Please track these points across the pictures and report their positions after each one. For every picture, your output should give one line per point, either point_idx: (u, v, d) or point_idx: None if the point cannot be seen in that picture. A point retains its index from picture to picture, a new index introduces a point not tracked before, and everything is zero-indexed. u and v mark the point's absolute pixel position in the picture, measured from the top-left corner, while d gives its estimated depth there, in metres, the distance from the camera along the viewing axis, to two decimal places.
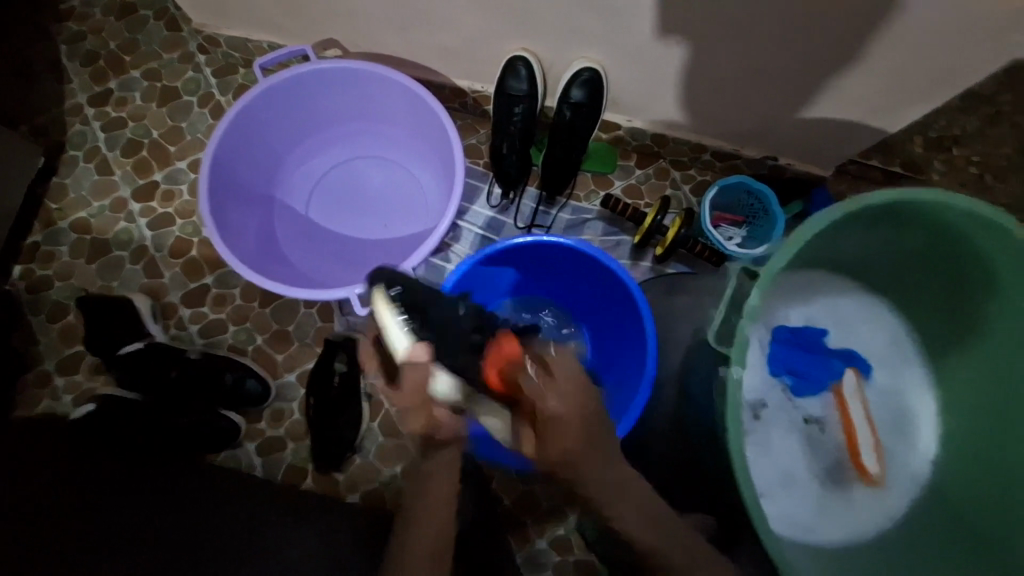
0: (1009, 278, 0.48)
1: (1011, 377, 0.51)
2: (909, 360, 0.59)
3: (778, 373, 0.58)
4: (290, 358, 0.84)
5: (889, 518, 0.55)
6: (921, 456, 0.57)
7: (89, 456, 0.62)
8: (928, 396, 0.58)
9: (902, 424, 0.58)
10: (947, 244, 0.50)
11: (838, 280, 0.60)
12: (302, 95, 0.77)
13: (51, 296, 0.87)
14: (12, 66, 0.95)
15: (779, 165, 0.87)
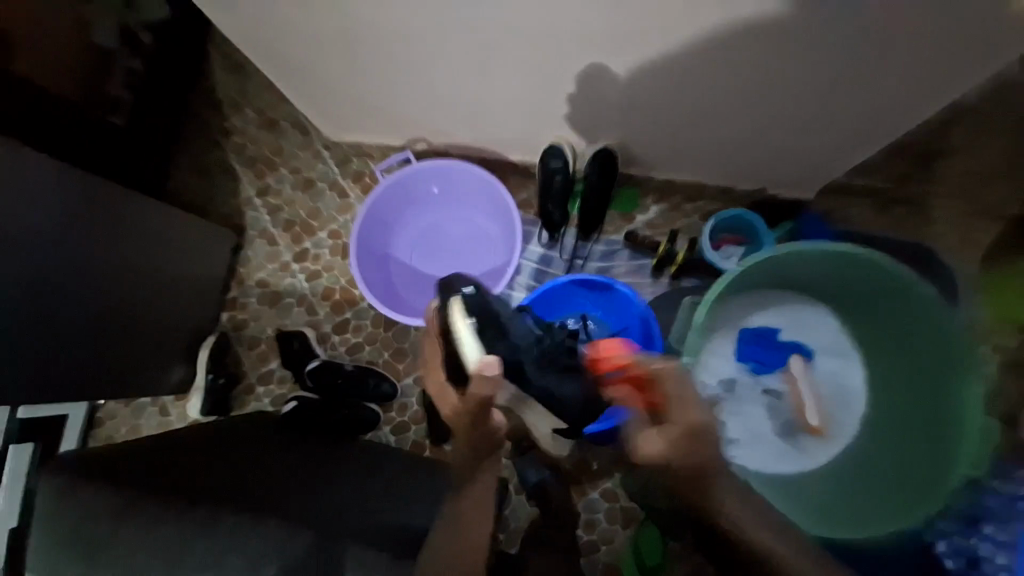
0: (892, 298, 0.81)
1: (918, 359, 0.82)
2: (843, 348, 0.93)
3: (746, 361, 0.95)
4: (408, 367, 1.20)
5: (828, 452, 0.92)
6: (854, 414, 0.92)
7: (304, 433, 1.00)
8: (857, 371, 0.93)
9: (839, 394, 0.93)
10: (856, 275, 0.83)
11: (791, 296, 0.95)
12: (406, 187, 1.14)
13: (249, 332, 1.29)
14: (203, 175, 1.38)
15: (768, 195, 1.13)
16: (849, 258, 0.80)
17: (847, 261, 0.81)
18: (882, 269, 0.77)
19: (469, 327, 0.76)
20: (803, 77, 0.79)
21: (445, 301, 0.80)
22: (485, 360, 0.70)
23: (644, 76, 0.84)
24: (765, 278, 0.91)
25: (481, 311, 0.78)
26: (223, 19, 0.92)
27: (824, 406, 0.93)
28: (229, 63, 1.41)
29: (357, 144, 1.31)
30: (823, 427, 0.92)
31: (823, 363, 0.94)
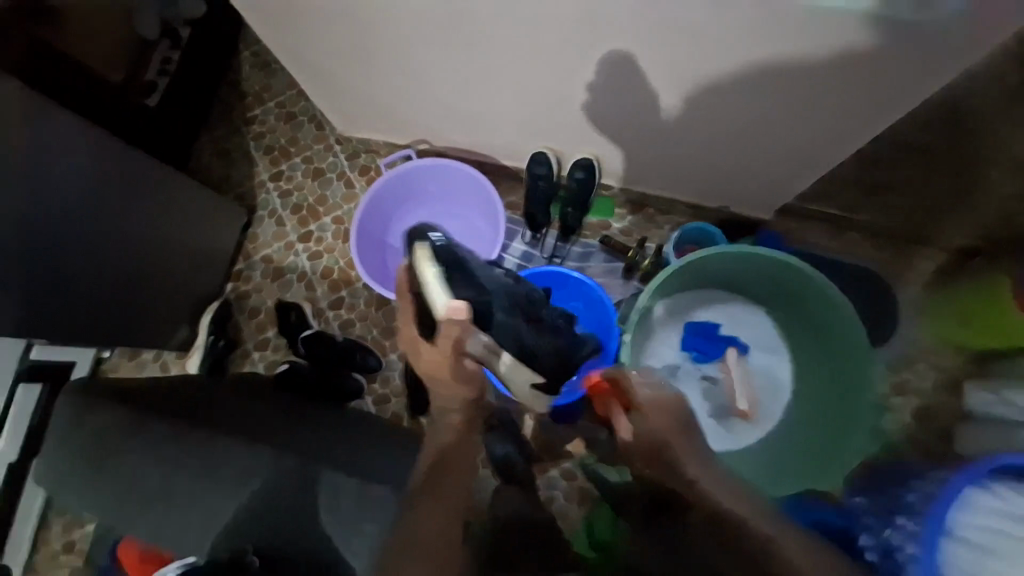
0: (809, 296, 0.94)
1: (836, 350, 0.95)
2: (774, 345, 1.04)
3: (688, 350, 1.05)
4: (394, 344, 1.30)
5: (756, 434, 1.02)
6: (780, 401, 1.03)
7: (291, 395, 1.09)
8: (786, 365, 1.03)
9: (768, 384, 1.03)
10: (782, 275, 0.96)
11: (732, 295, 1.05)
12: (407, 180, 1.25)
13: (250, 302, 1.40)
14: (223, 157, 1.51)
15: (730, 213, 1.24)
16: (773, 259, 0.93)
17: (772, 262, 0.94)
18: (799, 269, 0.91)
19: (435, 277, 0.82)
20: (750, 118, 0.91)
21: (422, 250, 0.84)
22: (452, 306, 0.77)
23: (616, 105, 0.97)
24: (708, 275, 1.03)
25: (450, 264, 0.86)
26: (260, 26, 1.01)
27: (755, 394, 1.03)
28: (257, 60, 1.55)
29: (367, 141, 1.44)
30: (752, 413, 1.02)
31: (755, 357, 1.05)
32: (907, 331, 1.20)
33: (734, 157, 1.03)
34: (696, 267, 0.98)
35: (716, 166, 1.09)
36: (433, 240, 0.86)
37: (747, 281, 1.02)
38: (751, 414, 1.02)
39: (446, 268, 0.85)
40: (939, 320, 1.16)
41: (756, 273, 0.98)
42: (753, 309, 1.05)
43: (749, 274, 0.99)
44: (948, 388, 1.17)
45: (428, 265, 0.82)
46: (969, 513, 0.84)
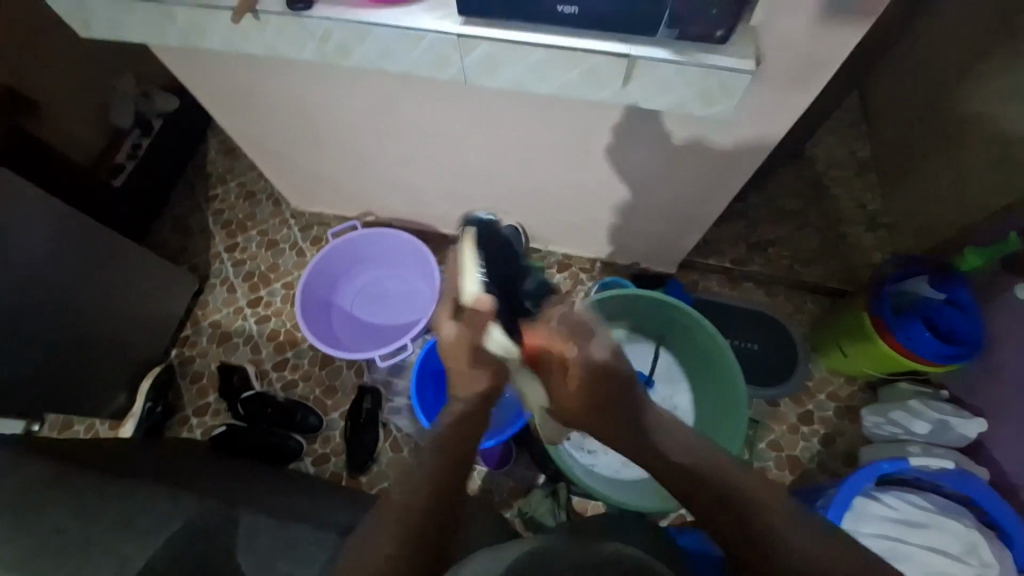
0: (687, 329, 1.09)
1: (710, 376, 1.09)
2: (674, 377, 1.15)
3: None
4: (336, 402, 1.34)
5: None
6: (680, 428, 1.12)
7: (225, 461, 1.10)
8: (685, 395, 1.14)
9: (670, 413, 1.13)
10: (666, 311, 1.10)
11: (635, 333, 1.17)
12: (351, 247, 1.37)
13: (194, 367, 1.42)
14: (180, 231, 1.61)
15: (642, 269, 1.42)
16: (655, 298, 1.08)
17: (655, 300, 1.08)
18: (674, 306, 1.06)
19: (478, 258, 0.60)
20: (635, 193, 1.11)
21: (467, 225, 0.62)
22: (479, 298, 0.59)
23: (530, 180, 1.15)
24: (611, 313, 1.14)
25: (501, 257, 0.61)
26: (224, 116, 1.14)
27: None
28: (223, 145, 1.72)
29: (320, 215, 1.58)
30: None
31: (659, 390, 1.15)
32: (804, 366, 1.35)
33: (632, 221, 1.22)
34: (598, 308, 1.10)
35: (620, 228, 1.27)
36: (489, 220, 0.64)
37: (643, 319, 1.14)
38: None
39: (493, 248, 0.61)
40: (827, 354, 1.33)
41: (647, 312, 1.12)
42: (655, 346, 1.17)
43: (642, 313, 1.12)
44: (845, 415, 1.31)
45: (476, 247, 0.60)
46: (860, 523, 0.96)
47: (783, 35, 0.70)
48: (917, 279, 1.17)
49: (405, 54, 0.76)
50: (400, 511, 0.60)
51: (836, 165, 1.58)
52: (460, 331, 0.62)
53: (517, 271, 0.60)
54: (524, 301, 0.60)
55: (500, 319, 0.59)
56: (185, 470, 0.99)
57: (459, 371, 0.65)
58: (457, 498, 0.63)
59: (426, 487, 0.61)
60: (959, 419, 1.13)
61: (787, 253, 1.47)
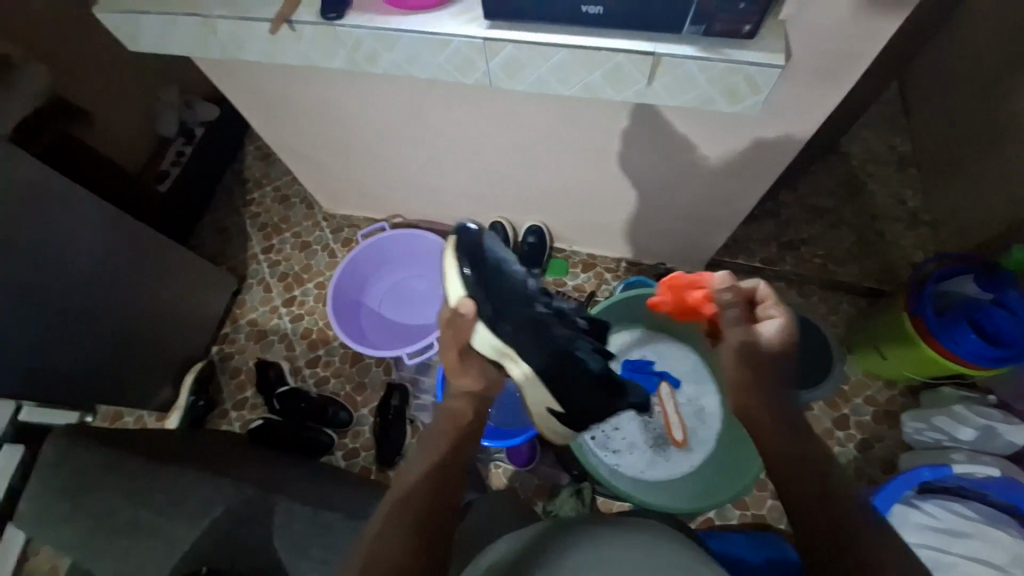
0: None
1: None
2: (701, 377, 1.12)
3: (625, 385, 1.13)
4: (365, 398, 1.38)
5: (690, 463, 1.08)
6: (708, 430, 1.09)
7: (262, 452, 1.15)
8: (712, 396, 1.11)
9: (697, 414, 1.10)
10: None
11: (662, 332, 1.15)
12: (379, 247, 1.41)
13: (232, 363, 1.49)
14: (219, 233, 1.69)
15: (668, 268, 1.41)
16: None
17: None
18: None
19: (458, 271, 0.77)
20: (660, 192, 1.10)
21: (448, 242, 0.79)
22: (462, 302, 0.75)
23: (554, 180, 1.15)
24: (637, 311, 1.13)
25: (486, 268, 0.77)
26: (260, 123, 1.20)
27: (687, 423, 1.10)
28: (259, 151, 1.80)
29: (350, 217, 1.63)
30: (685, 442, 1.08)
31: (684, 390, 1.13)
32: (839, 369, 1.30)
33: (658, 220, 1.21)
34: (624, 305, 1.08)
35: (646, 228, 1.26)
36: (468, 231, 0.78)
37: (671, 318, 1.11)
38: (686, 442, 1.08)
39: (471, 260, 0.77)
40: (863, 356, 1.29)
41: None
42: (682, 345, 1.15)
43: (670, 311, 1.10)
44: (883, 420, 1.26)
45: (456, 263, 0.77)
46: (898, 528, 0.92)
47: (814, 29, 0.69)
48: (960, 278, 1.12)
49: (432, 60, 0.78)
50: (406, 492, 0.68)
51: (874, 160, 1.52)
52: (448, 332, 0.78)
53: (496, 280, 0.77)
54: (502, 303, 0.76)
55: (479, 316, 0.76)
56: (226, 460, 1.04)
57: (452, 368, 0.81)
58: (455, 490, 0.70)
59: (426, 478, 0.70)
60: (1006, 425, 1.08)
61: (821, 252, 1.43)
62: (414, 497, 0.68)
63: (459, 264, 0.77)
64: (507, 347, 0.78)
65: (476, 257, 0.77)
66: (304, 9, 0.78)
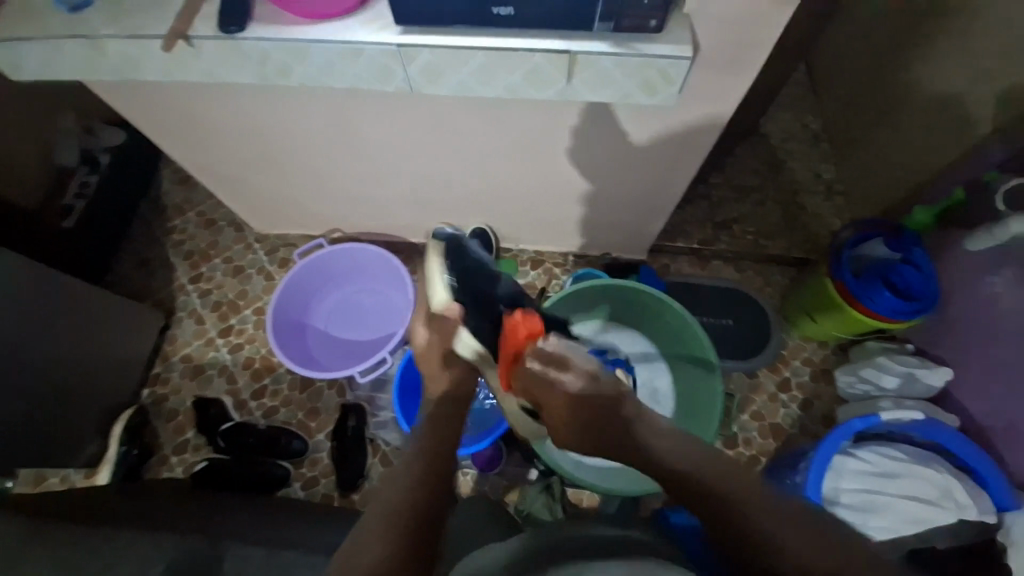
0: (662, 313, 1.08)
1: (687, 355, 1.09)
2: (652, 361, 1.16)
3: None
4: (320, 424, 1.32)
5: None
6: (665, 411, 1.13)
7: (208, 499, 1.07)
8: (666, 377, 1.15)
9: (652, 396, 1.14)
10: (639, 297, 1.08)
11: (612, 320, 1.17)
12: (319, 265, 1.35)
13: (168, 405, 1.37)
14: (140, 266, 1.56)
15: (612, 257, 1.44)
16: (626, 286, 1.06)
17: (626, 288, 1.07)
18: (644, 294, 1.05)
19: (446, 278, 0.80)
20: (597, 185, 1.12)
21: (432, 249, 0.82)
22: (448, 306, 0.78)
23: (491, 181, 1.15)
24: (588, 303, 1.14)
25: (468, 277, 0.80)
26: (172, 146, 1.11)
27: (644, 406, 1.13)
28: (178, 175, 1.68)
29: (286, 237, 1.55)
30: None
31: (638, 374, 1.16)
32: (779, 336, 1.39)
33: (597, 212, 1.24)
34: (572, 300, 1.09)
35: (587, 221, 1.29)
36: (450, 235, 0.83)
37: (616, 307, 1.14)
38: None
39: (456, 267, 0.80)
40: (797, 323, 1.38)
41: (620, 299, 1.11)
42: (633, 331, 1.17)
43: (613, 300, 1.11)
44: (821, 378, 1.35)
45: (443, 269, 0.80)
46: (840, 480, 0.98)
47: (717, 21, 0.72)
48: (872, 242, 1.22)
49: (347, 70, 0.75)
50: (392, 505, 0.62)
51: (790, 139, 1.63)
52: (432, 334, 0.80)
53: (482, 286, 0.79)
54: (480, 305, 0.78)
55: (461, 321, 0.78)
56: (166, 514, 0.96)
57: (432, 373, 0.81)
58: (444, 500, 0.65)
59: (413, 487, 0.64)
60: (924, 370, 1.18)
61: (751, 228, 1.52)
62: (399, 512, 0.61)
63: (445, 271, 0.80)
64: (489, 352, 0.76)
65: (458, 259, 0.81)
66: (202, 23, 0.73)
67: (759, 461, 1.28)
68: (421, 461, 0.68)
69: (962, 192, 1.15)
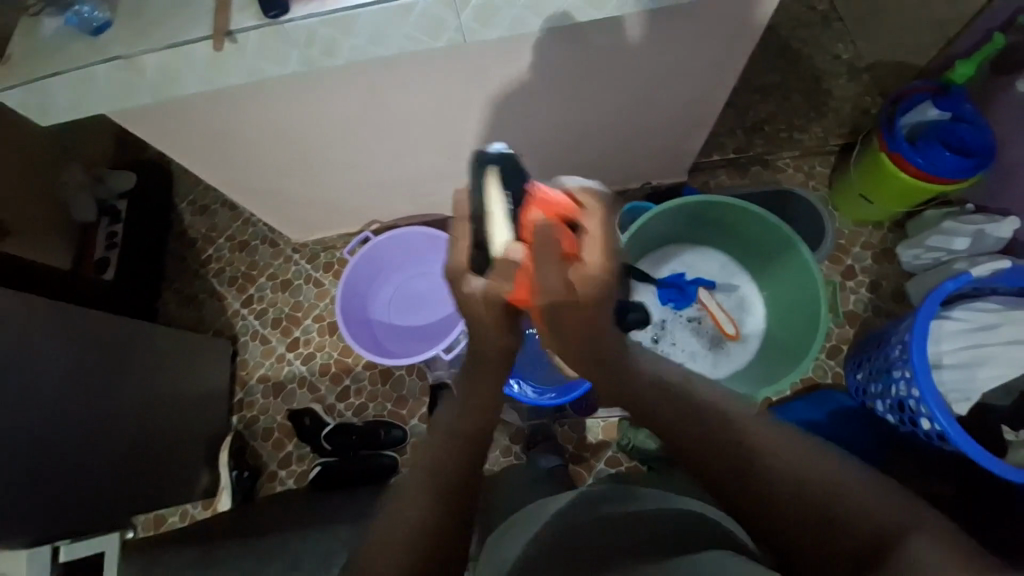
0: (737, 221, 1.09)
1: (764, 255, 1.12)
2: (731, 272, 1.19)
3: (667, 304, 1.17)
4: (411, 410, 1.36)
5: (750, 350, 1.15)
6: (756, 316, 1.17)
7: (334, 504, 1.11)
8: (748, 284, 1.18)
9: (739, 305, 1.18)
10: (710, 211, 1.09)
11: (684, 242, 1.20)
12: (376, 258, 1.35)
13: (261, 425, 1.42)
14: (189, 302, 1.56)
15: (654, 185, 1.41)
16: (700, 201, 1.06)
17: (699, 204, 1.07)
18: (719, 203, 1.05)
19: (505, 207, 0.65)
20: (640, 114, 1.07)
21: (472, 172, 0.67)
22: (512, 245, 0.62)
23: (528, 135, 1.09)
24: (662, 229, 1.14)
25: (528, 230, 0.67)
26: (205, 170, 1.08)
27: (734, 316, 1.17)
28: (195, 205, 1.64)
29: (322, 241, 1.53)
30: (738, 334, 1.16)
31: (720, 287, 1.19)
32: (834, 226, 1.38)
33: (640, 142, 1.20)
34: (647, 227, 1.09)
35: (629, 154, 1.25)
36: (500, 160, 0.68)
37: (686, 227, 1.15)
38: (739, 333, 1.16)
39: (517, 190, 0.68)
40: (851, 206, 1.36)
41: (691, 217, 1.12)
42: (701, 249, 1.20)
43: (683, 221, 1.13)
44: (883, 258, 1.35)
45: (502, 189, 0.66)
46: (940, 343, 1.02)
47: None
48: (922, 105, 1.19)
49: (398, 30, 0.72)
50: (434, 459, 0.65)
51: (802, 26, 1.54)
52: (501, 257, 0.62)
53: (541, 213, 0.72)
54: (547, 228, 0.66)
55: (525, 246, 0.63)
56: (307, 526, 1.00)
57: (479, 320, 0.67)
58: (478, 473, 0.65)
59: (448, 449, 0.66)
60: (992, 224, 1.18)
61: (783, 126, 1.48)
62: (438, 479, 0.62)
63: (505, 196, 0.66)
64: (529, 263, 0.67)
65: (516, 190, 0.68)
66: (240, 14, 0.72)
67: (841, 350, 1.31)
68: (462, 425, 0.68)
69: (1002, 37, 1.10)
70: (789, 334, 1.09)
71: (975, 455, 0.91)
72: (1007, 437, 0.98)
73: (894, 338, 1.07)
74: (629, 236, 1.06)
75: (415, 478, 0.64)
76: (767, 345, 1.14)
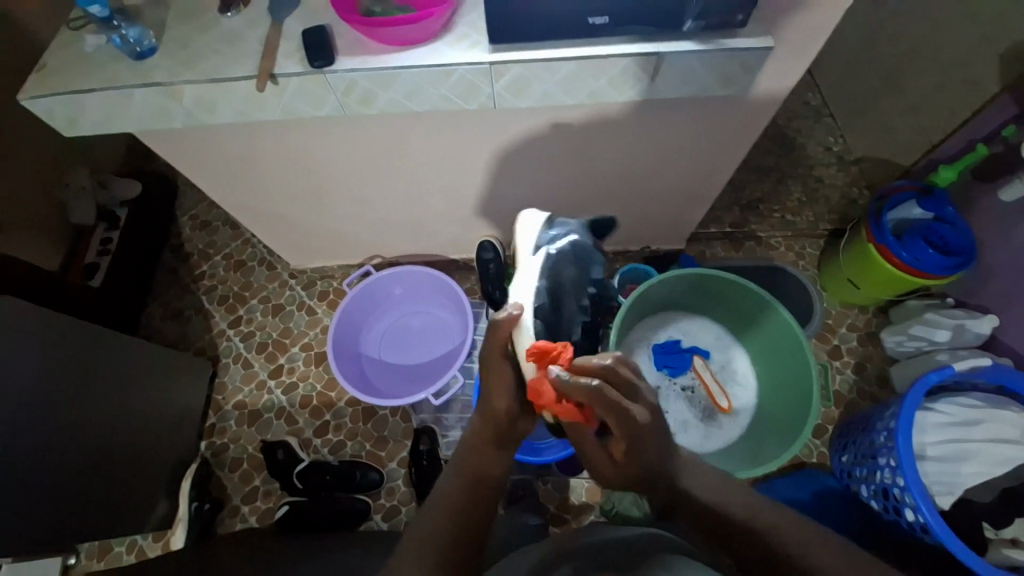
0: (733, 293, 1.13)
1: (757, 329, 1.16)
2: (726, 343, 1.22)
3: (663, 369, 1.18)
4: (390, 451, 1.32)
5: (742, 426, 1.15)
6: (748, 389, 1.18)
7: (300, 552, 1.04)
8: (742, 356, 1.21)
9: (731, 377, 1.20)
10: (705, 281, 1.14)
11: (679, 309, 1.24)
12: (374, 292, 1.34)
13: (229, 454, 1.36)
14: (174, 317, 1.52)
15: (652, 250, 1.42)
16: (696, 272, 1.11)
17: (695, 274, 1.12)
18: (713, 274, 1.10)
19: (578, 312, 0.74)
20: (648, 187, 1.13)
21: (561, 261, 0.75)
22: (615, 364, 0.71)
23: (538, 192, 1.13)
24: (663, 291, 1.16)
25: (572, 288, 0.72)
26: (218, 192, 1.08)
27: (728, 388, 1.19)
28: (195, 220, 1.64)
29: (322, 269, 1.53)
30: (731, 407, 1.17)
31: (716, 357, 1.22)
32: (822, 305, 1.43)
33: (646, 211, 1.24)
34: (646, 294, 1.12)
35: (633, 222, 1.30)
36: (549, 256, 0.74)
37: (680, 294, 1.18)
38: (731, 407, 1.16)
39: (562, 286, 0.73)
40: (838, 289, 1.41)
41: (688, 283, 1.15)
42: (695, 317, 1.23)
43: (681, 287, 1.16)
44: (867, 341, 1.39)
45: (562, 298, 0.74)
46: (924, 433, 1.04)
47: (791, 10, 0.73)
48: (907, 204, 1.27)
49: (433, 90, 0.77)
50: (431, 509, 0.60)
51: (796, 117, 1.68)
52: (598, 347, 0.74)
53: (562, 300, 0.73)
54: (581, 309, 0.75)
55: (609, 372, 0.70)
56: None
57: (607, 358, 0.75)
58: (477, 534, 0.59)
59: (449, 501, 0.60)
60: (972, 320, 1.24)
61: (778, 206, 1.56)
62: (425, 545, 0.56)
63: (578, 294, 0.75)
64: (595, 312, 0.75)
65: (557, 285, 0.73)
66: (286, 60, 0.75)
67: (826, 430, 1.32)
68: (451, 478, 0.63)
69: (986, 147, 1.17)
70: (781, 410, 1.10)
71: (961, 554, 0.89)
72: (987, 534, 0.99)
73: (879, 424, 1.09)
74: (629, 300, 1.09)
75: (409, 537, 0.58)
76: (759, 422, 1.14)
